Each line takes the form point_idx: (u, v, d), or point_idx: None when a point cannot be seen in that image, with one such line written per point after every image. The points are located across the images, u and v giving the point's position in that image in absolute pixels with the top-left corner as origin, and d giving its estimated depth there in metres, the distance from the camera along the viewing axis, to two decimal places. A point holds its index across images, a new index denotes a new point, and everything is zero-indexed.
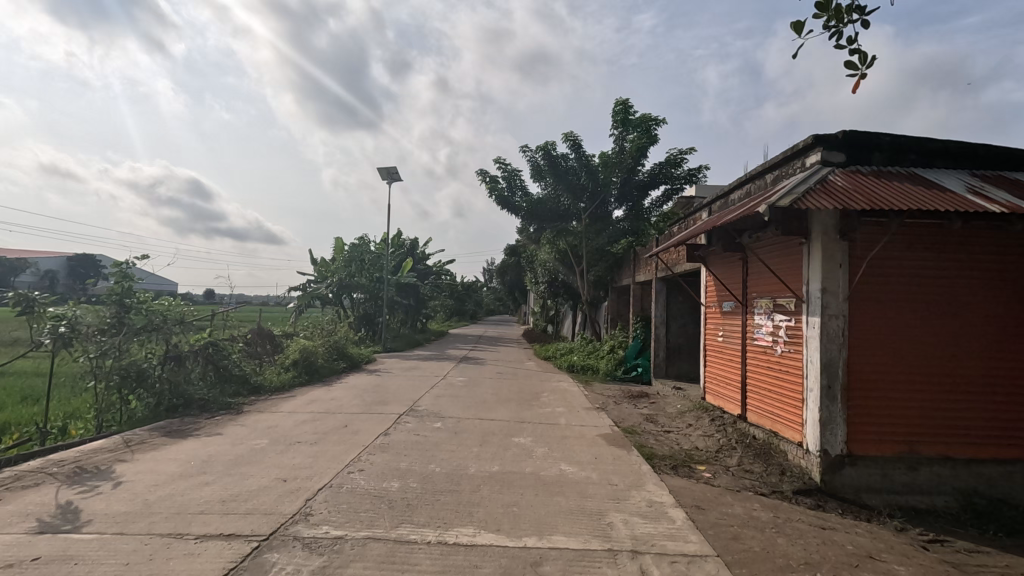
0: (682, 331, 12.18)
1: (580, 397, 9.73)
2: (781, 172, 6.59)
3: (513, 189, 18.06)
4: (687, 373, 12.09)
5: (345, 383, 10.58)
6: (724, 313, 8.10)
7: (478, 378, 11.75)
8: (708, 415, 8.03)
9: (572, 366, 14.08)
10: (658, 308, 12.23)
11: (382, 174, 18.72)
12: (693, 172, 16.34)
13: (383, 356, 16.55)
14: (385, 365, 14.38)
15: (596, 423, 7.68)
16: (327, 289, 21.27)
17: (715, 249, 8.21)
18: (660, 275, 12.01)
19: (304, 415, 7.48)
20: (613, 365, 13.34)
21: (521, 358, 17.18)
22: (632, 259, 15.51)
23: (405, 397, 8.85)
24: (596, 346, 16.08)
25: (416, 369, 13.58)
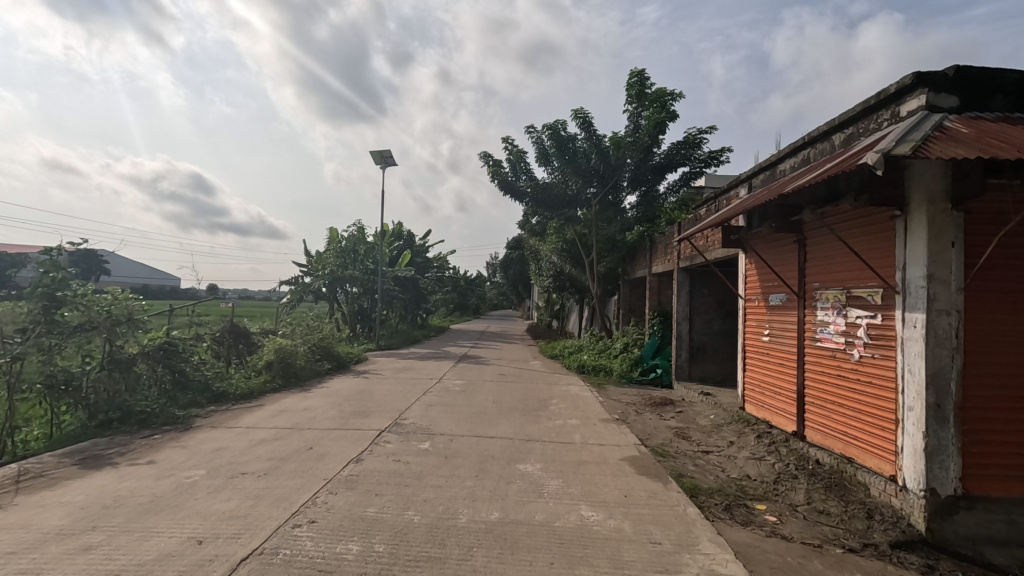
0: (706, 328, 10.84)
1: (594, 406, 8.38)
2: (856, 129, 5.20)
3: (517, 174, 16.71)
4: (713, 375, 10.74)
5: (325, 388, 9.28)
6: (770, 307, 6.72)
7: (478, 382, 10.43)
8: (751, 430, 6.66)
9: (582, 366, 12.71)
10: (680, 302, 10.87)
11: (375, 158, 17.36)
12: (714, 153, 14.92)
13: (375, 355, 15.25)
14: (376, 365, 13.09)
15: (618, 441, 6.33)
16: (319, 282, 19.97)
17: (760, 231, 6.84)
18: (682, 265, 10.66)
19: (264, 432, 6.18)
20: (627, 365, 11.99)
21: (526, 356, 15.85)
22: (646, 248, 14.15)
23: (390, 407, 7.54)
24: (608, 343, 14.74)
25: (409, 370, 12.27)
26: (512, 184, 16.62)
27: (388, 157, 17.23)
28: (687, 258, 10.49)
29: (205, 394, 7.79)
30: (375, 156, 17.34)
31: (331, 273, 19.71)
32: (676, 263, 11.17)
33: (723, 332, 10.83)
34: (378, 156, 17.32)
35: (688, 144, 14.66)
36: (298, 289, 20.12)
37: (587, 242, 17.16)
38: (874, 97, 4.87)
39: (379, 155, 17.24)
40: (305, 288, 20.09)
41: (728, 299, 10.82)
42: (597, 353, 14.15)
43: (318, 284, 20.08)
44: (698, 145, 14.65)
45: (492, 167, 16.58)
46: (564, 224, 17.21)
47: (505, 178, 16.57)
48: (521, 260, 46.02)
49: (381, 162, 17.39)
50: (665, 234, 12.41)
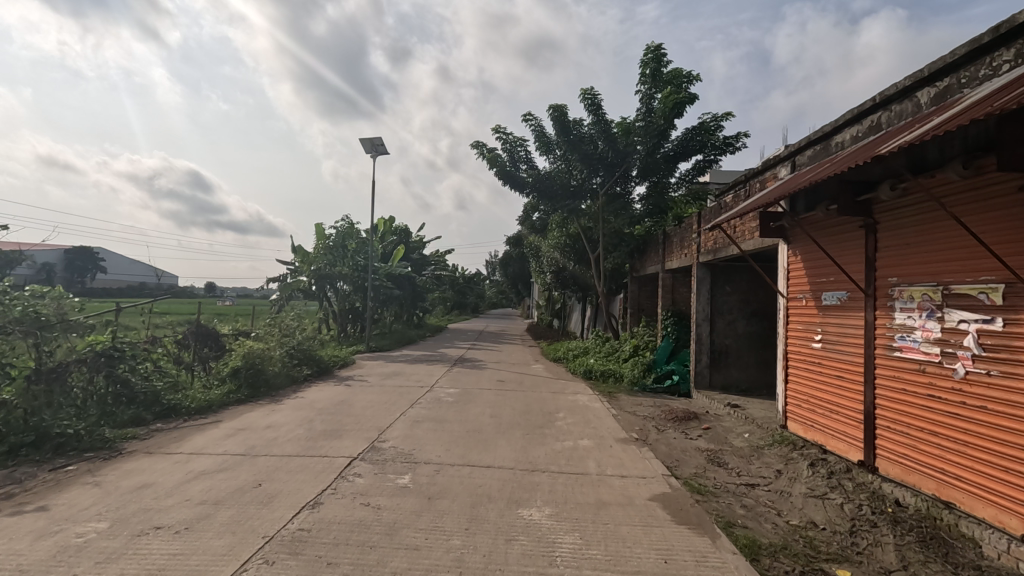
0: (730, 330, 9.71)
1: (607, 421, 7.25)
2: (957, 79, 4.06)
3: (517, 164, 15.54)
4: (737, 382, 9.62)
5: (300, 399, 8.14)
6: (824, 307, 5.59)
7: (474, 391, 9.28)
8: (800, 456, 5.53)
9: (589, 371, 11.57)
10: (700, 301, 9.73)
11: (365, 146, 16.20)
12: (731, 140, 13.75)
13: (364, 359, 14.12)
14: (362, 370, 11.95)
15: (642, 471, 5.19)
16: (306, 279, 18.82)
17: (811, 216, 5.68)
18: (704, 259, 9.52)
19: (209, 460, 5.04)
20: (640, 371, 10.85)
21: (527, 359, 14.70)
22: (658, 243, 13.01)
23: (368, 425, 6.39)
24: (616, 345, 13.61)
25: (399, 375, 11.14)
26: (511, 174, 15.46)
27: (378, 145, 16.06)
28: (709, 251, 9.35)
29: (152, 407, 6.66)
30: (365, 144, 16.17)
31: (319, 270, 18.54)
32: (696, 257, 10.02)
33: (748, 334, 9.70)
34: (368, 144, 16.15)
35: (704, 130, 13.47)
36: (284, 287, 18.96)
37: (593, 237, 16.01)
38: (989, 34, 3.74)
39: (369, 142, 16.07)
40: (292, 286, 18.93)
41: (754, 297, 9.69)
42: (605, 356, 13.00)
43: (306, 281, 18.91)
44: (715, 131, 13.47)
45: (490, 157, 15.40)
46: (568, 218, 16.05)
47: (504, 168, 15.40)
48: (520, 257, 44.83)
49: (371, 151, 16.23)
50: (680, 226, 11.27)
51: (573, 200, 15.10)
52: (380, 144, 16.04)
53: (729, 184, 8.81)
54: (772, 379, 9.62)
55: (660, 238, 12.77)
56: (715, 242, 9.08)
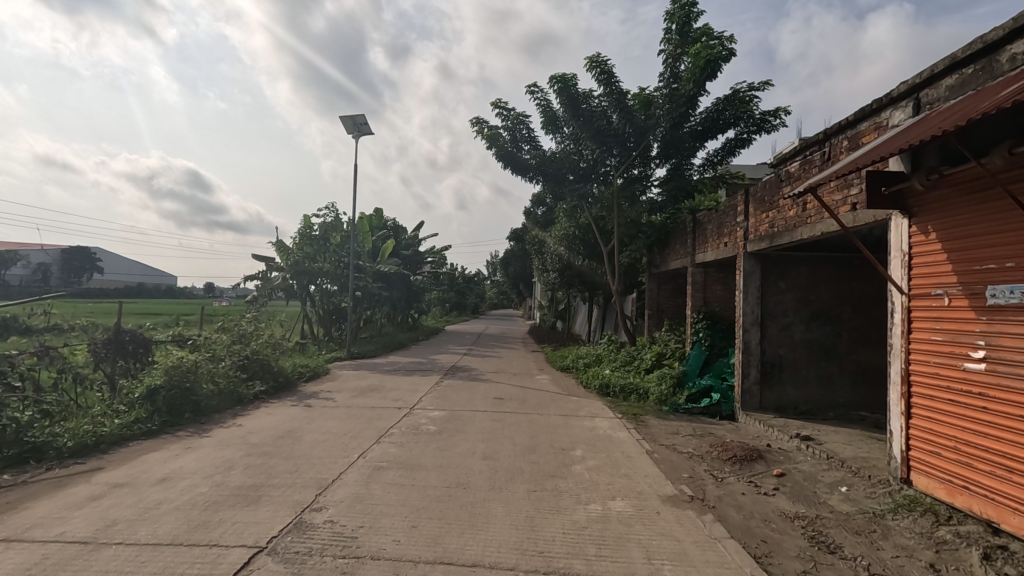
0: (784, 337, 7.79)
1: (643, 465, 5.31)
2: None
3: (519, 144, 13.63)
4: (794, 404, 7.70)
5: (236, 428, 6.24)
6: (992, 308, 3.65)
7: (465, 413, 7.36)
8: (957, 539, 3.58)
9: (603, 385, 9.65)
10: (749, 300, 7.81)
11: (346, 124, 14.30)
12: (768, 113, 11.75)
13: (344, 368, 12.23)
14: (334, 383, 9.99)
15: (719, 569, 3.25)
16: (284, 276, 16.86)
17: (969, 168, 3.76)
18: (755, 247, 7.61)
19: (22, 554, 3.13)
20: (668, 386, 8.93)
21: (531, 368, 12.73)
22: (684, 233, 11.07)
23: (306, 479, 4.47)
24: (634, 353, 11.67)
25: (376, 390, 9.19)
26: (512, 155, 13.55)
27: (360, 123, 14.15)
28: (762, 237, 7.40)
29: (5, 450, 4.72)
30: (346, 123, 14.28)
31: (297, 266, 16.58)
32: (740, 246, 8.08)
33: (807, 342, 7.78)
34: (349, 122, 14.25)
35: (737, 101, 11.49)
36: (260, 285, 17.07)
37: (605, 229, 14.03)
38: None
39: (351, 120, 14.17)
40: (268, 284, 17.00)
41: (815, 296, 7.77)
42: (621, 366, 11.07)
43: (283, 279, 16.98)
44: (750, 103, 11.47)
45: (488, 136, 13.48)
46: (576, 207, 14.13)
47: (504, 149, 13.48)
48: (523, 253, 42.91)
49: (354, 130, 14.36)
50: (714, 211, 9.37)
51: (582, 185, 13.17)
52: (363, 122, 14.16)
53: (791, 151, 6.84)
54: (838, 399, 7.69)
55: (687, 227, 10.85)
56: (771, 225, 7.14)
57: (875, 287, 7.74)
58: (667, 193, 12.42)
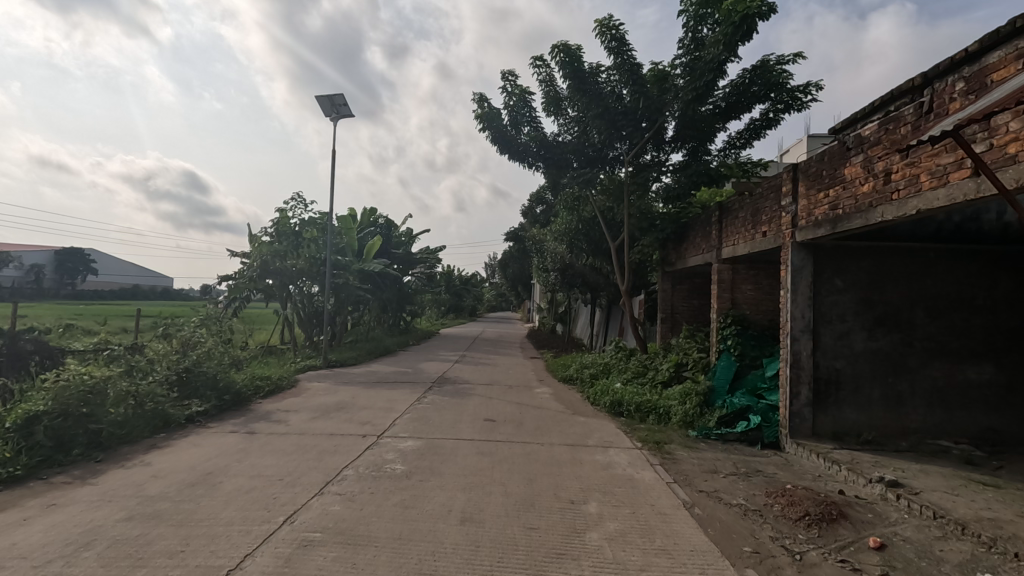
0: (841, 348, 6.30)
1: (683, 530, 3.82)
2: None
3: (519, 125, 12.16)
4: (855, 431, 6.22)
5: (141, 469, 4.75)
6: None
7: (446, 444, 5.85)
8: None
9: (614, 402, 8.16)
10: (799, 301, 6.30)
11: (323, 105, 12.85)
12: (800, 89, 10.30)
13: (316, 379, 10.71)
14: (297, 400, 8.47)
15: None
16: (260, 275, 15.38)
17: None
18: (807, 236, 6.12)
19: None
20: (694, 405, 7.49)
21: (529, 380, 11.21)
22: (706, 223, 9.59)
23: (188, 571, 2.96)
24: (648, 363, 10.19)
25: (343, 409, 7.69)
26: (511, 137, 12.12)
27: (339, 103, 12.71)
28: (817, 223, 5.90)
29: None
30: (323, 103, 12.81)
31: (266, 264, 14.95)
32: (785, 235, 6.57)
33: (870, 354, 6.29)
34: (325, 102, 12.79)
35: (765, 74, 10.04)
36: (231, 285, 15.52)
37: (612, 221, 12.55)
38: None
39: (328, 100, 12.70)
40: (238, 283, 15.45)
41: (879, 297, 6.30)
42: (632, 379, 9.59)
43: (254, 278, 15.41)
44: (781, 77, 10.02)
45: (485, 114, 12.00)
46: (580, 197, 12.67)
47: (502, 131, 12.03)
48: (522, 254, 41.39)
49: (332, 111, 12.92)
50: (746, 195, 7.92)
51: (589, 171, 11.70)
52: (342, 103, 12.71)
53: (860, 112, 5.41)
54: (909, 425, 6.21)
55: (708, 217, 9.39)
56: (832, 206, 5.63)
57: (953, 285, 6.28)
58: (683, 179, 11.02)
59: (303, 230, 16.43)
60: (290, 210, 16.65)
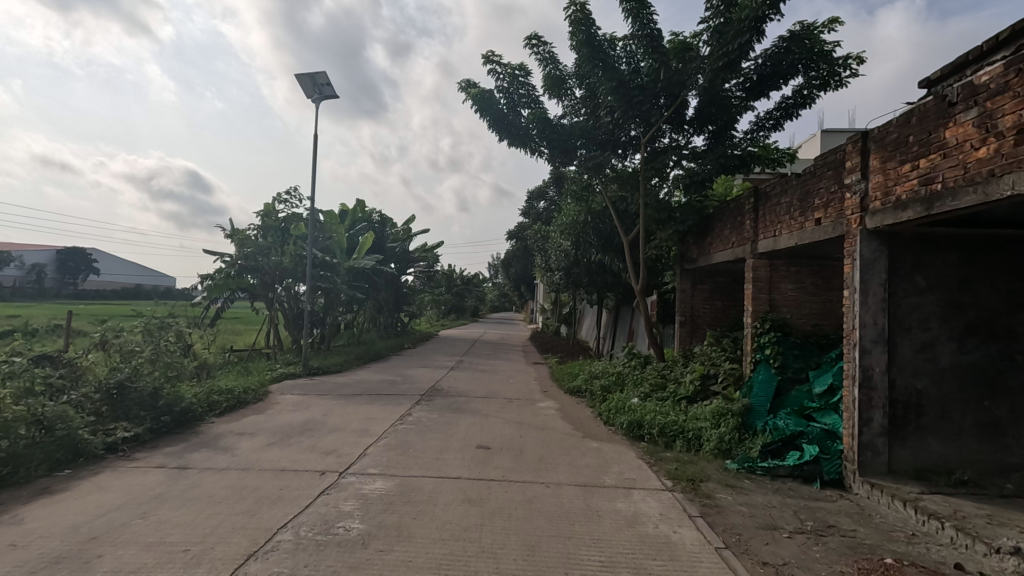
0: (924, 363, 5.01)
1: None
2: None
3: (517, 107, 10.90)
4: (944, 468, 4.94)
5: (4, 530, 3.51)
6: None
7: (424, 486, 4.58)
8: None
9: (632, 423, 6.86)
10: (870, 304, 5.00)
11: (304, 85, 11.65)
12: (842, 60, 8.99)
13: (289, 390, 9.44)
14: (260, 417, 7.22)
15: None
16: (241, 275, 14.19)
17: None
18: (882, 221, 4.82)
19: None
20: (731, 429, 6.20)
21: (533, 392, 9.93)
22: (735, 213, 8.31)
23: None
24: (668, 375, 8.93)
25: (308, 431, 6.42)
26: (509, 121, 10.86)
27: (321, 83, 11.52)
28: (900, 203, 4.59)
29: None
30: (304, 82, 11.61)
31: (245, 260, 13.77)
32: (848, 222, 5.28)
33: (960, 370, 5.00)
34: (306, 81, 11.60)
35: (805, 40, 8.75)
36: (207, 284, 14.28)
37: (624, 214, 11.25)
38: None
39: (309, 79, 11.51)
40: (215, 282, 14.20)
41: (971, 298, 5.00)
42: (651, 395, 8.29)
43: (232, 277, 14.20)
44: (823, 44, 8.72)
45: (479, 96, 10.75)
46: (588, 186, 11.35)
47: (499, 113, 10.80)
48: (524, 252, 40.14)
49: (313, 92, 11.72)
50: (789, 177, 6.62)
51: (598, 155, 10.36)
52: (324, 82, 11.52)
53: (966, 55, 4.11)
54: (1011, 461, 4.92)
55: (738, 206, 8.09)
56: (925, 181, 4.33)
57: None
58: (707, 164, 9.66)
59: (288, 225, 15.20)
60: (275, 203, 15.45)
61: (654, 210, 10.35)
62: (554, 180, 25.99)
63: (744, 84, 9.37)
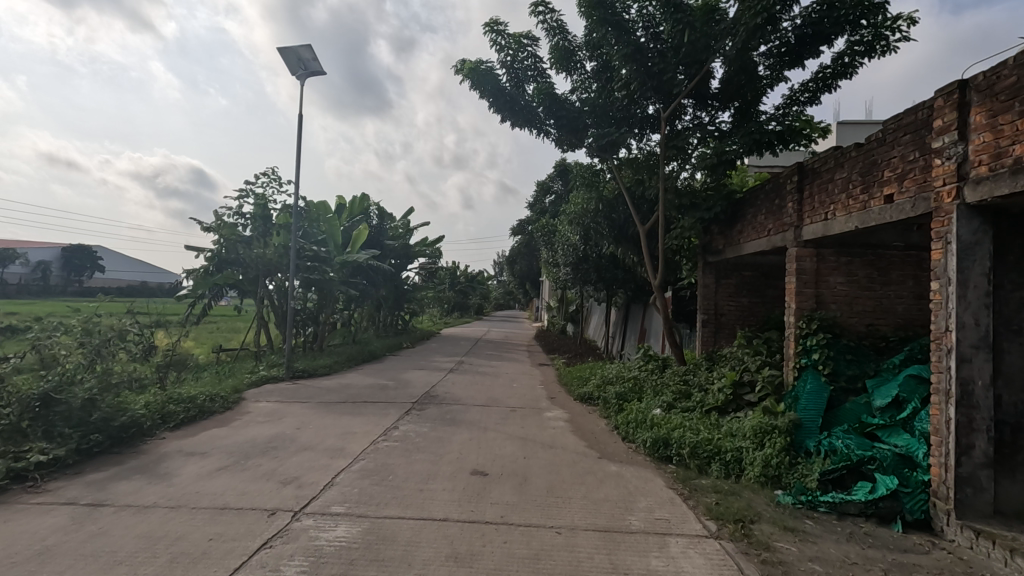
0: None
1: None
2: None
3: (521, 83, 9.78)
4: None
5: None
6: None
7: (399, 534, 3.55)
8: None
9: (656, 441, 5.78)
10: (971, 299, 3.91)
11: (288, 60, 10.62)
12: (891, 20, 7.90)
13: (265, 397, 8.42)
14: (221, 431, 6.20)
15: None
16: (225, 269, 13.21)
17: None
18: (991, 191, 3.71)
19: None
20: (779, 450, 5.13)
21: (539, 398, 8.91)
22: (772, 196, 7.21)
23: None
24: (691, 385, 7.87)
25: (272, 450, 5.40)
26: (512, 98, 9.74)
27: (306, 57, 10.48)
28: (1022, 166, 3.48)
29: None
30: (287, 57, 10.58)
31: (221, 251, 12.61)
32: (938, 195, 4.17)
33: None
34: (290, 56, 10.55)
35: None
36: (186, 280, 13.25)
37: (641, 201, 10.13)
38: None
39: (293, 53, 10.47)
40: (195, 277, 13.18)
41: None
42: (674, 406, 7.20)
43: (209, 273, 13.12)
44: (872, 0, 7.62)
45: (477, 70, 9.61)
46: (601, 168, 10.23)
47: (500, 89, 9.67)
48: (529, 248, 39.21)
49: (298, 68, 10.69)
50: (845, 150, 5.53)
51: (611, 131, 9.18)
52: (310, 57, 10.49)
53: None
54: None
55: (778, 186, 6.98)
56: None
57: None
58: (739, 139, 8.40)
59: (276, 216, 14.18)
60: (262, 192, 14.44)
61: (674, 195, 9.14)
62: (560, 173, 24.97)
63: (780, 49, 8.26)
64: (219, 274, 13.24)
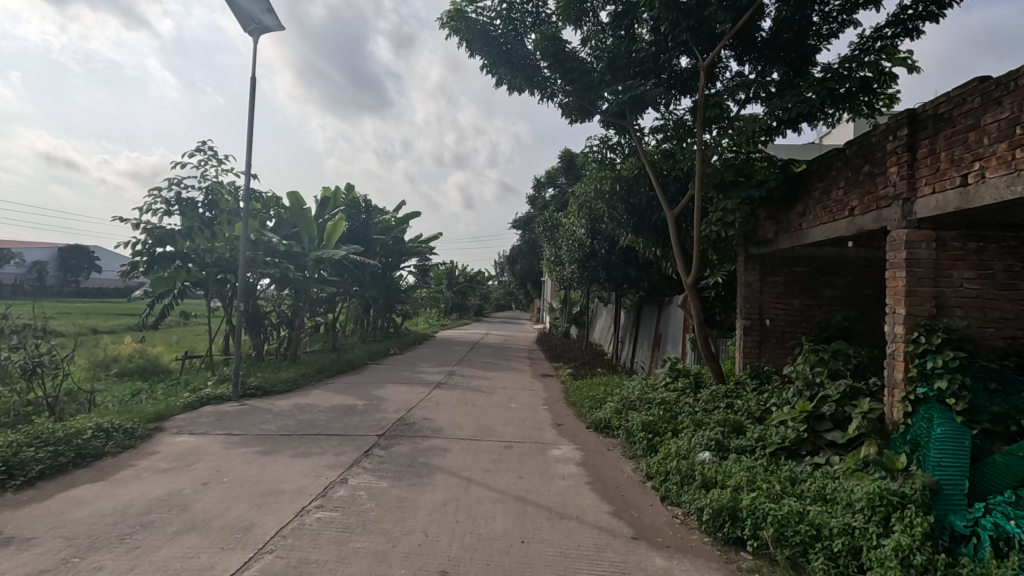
0: None
1: None
2: None
3: (520, 34, 7.95)
4: None
5: None
6: None
7: None
8: None
9: (719, 513, 3.92)
10: None
11: (236, 13, 8.77)
12: None
13: (191, 426, 6.55)
14: (90, 491, 4.35)
15: None
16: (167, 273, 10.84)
17: None
18: None
19: None
20: (920, 539, 3.26)
21: (542, 427, 7.05)
22: (855, 163, 5.34)
23: None
24: (741, 416, 6.00)
25: (138, 534, 3.53)
26: (510, 54, 7.89)
27: (256, 8, 8.61)
28: None
29: None
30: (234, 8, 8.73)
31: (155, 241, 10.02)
32: None
33: None
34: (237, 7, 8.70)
35: None
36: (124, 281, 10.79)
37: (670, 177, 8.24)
38: None
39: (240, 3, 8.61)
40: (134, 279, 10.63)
41: None
42: (728, 450, 5.29)
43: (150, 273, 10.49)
44: None
45: (466, 19, 7.75)
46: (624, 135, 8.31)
47: (495, 42, 7.84)
48: (531, 246, 37.47)
49: (249, 22, 8.85)
50: (1003, 76, 3.68)
51: (635, 84, 7.25)
52: (261, 9, 8.60)
53: None
54: None
55: (869, 145, 5.10)
56: None
57: None
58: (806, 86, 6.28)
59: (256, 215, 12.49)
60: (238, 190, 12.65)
61: (721, 167, 7.20)
62: (564, 164, 23.21)
63: None
64: (159, 271, 10.58)
